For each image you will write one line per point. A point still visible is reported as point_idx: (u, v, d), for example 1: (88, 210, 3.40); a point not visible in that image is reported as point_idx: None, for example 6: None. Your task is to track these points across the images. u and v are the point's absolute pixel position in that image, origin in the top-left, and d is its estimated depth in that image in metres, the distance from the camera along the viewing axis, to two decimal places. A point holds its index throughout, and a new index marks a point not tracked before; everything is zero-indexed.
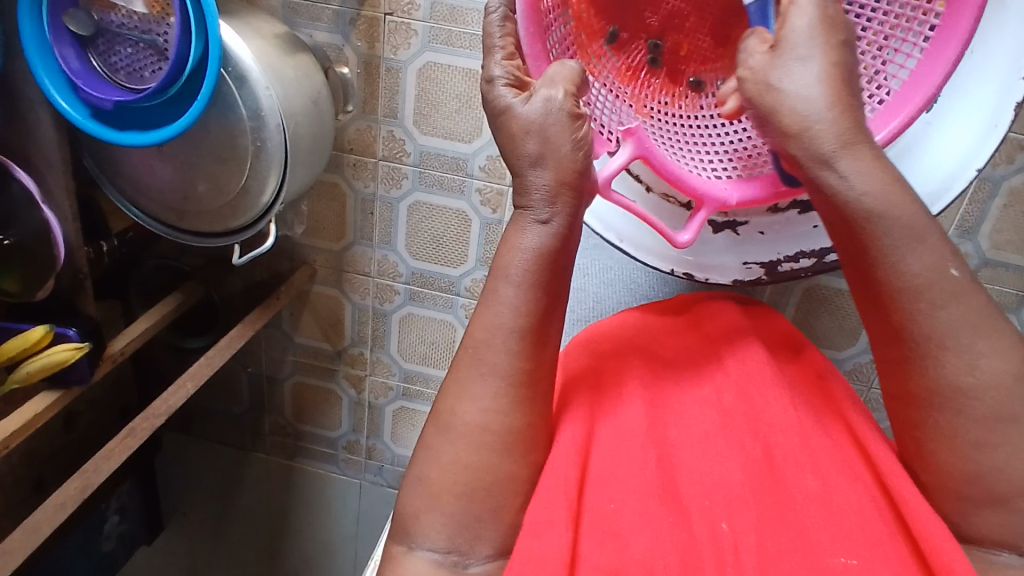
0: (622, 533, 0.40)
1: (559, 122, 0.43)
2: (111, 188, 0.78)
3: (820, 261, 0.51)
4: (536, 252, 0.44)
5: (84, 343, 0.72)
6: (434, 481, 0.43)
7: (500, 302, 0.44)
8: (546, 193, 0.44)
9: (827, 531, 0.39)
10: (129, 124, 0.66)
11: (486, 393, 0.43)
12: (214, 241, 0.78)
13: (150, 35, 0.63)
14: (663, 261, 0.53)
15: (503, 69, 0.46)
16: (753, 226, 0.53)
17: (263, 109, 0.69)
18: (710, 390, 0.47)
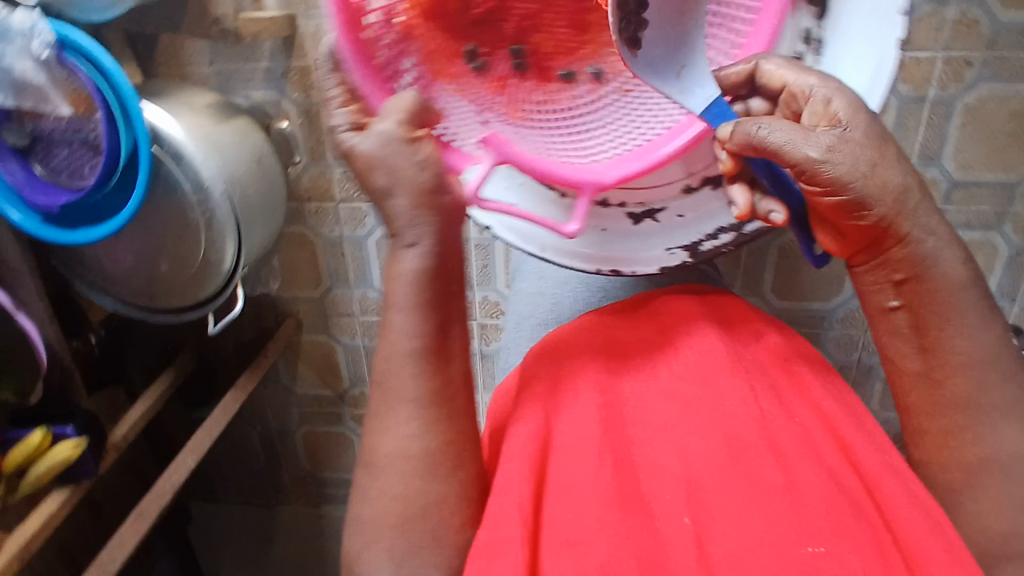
0: (580, 542, 0.37)
1: (399, 150, 0.41)
2: (82, 284, 0.79)
3: (739, 233, 0.47)
4: (417, 274, 0.41)
5: (82, 438, 0.73)
6: (370, 519, 0.40)
7: (393, 330, 0.41)
8: (408, 216, 0.41)
9: (793, 520, 0.36)
10: (78, 221, 0.66)
11: (400, 421, 0.41)
12: (190, 315, 0.79)
13: (81, 133, 0.65)
14: (586, 262, 0.50)
15: (343, 117, 0.43)
16: (671, 210, 0.49)
17: (206, 181, 0.70)
18: (667, 385, 0.46)
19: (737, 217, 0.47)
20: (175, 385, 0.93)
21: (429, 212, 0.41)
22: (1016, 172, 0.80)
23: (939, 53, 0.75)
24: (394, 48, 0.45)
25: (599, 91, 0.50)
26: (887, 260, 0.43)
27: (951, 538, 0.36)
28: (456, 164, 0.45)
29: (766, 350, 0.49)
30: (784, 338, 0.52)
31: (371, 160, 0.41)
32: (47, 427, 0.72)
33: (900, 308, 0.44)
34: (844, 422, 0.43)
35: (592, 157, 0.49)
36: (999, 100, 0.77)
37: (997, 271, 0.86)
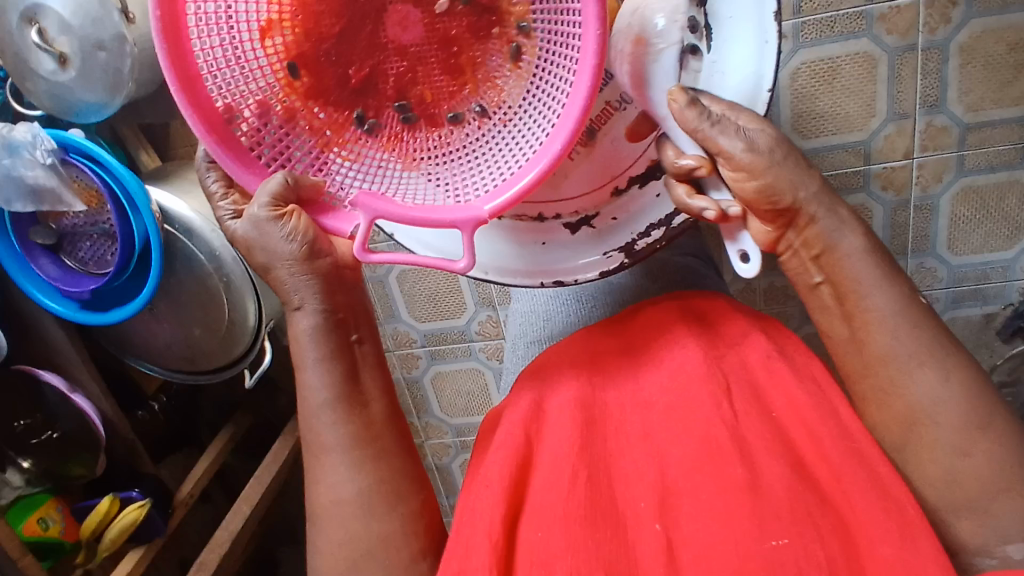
0: (547, 566, 0.32)
1: (267, 227, 0.43)
2: (132, 359, 0.86)
3: (670, 227, 0.45)
4: (315, 330, 0.44)
5: (146, 500, 0.79)
6: (321, 568, 0.41)
7: (308, 386, 0.44)
8: (294, 283, 0.44)
9: (767, 523, 0.31)
10: (109, 303, 0.73)
11: (331, 468, 0.43)
12: (229, 372, 0.84)
13: (100, 224, 0.71)
14: (527, 277, 0.47)
15: (227, 207, 0.47)
16: (603, 214, 0.47)
17: (218, 250, 0.75)
18: (648, 389, 0.41)
19: (665, 211, 0.45)
20: (232, 440, 0.99)
21: (307, 277, 0.44)
22: None
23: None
24: (276, 133, 0.45)
25: (479, 124, 0.45)
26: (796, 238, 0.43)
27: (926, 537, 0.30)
28: (340, 227, 0.45)
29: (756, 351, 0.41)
30: (782, 330, 0.43)
31: (249, 241, 0.44)
32: (115, 493, 0.79)
33: (822, 282, 0.43)
34: (843, 405, 0.36)
35: (473, 195, 0.44)
36: (995, 33, 0.73)
37: None
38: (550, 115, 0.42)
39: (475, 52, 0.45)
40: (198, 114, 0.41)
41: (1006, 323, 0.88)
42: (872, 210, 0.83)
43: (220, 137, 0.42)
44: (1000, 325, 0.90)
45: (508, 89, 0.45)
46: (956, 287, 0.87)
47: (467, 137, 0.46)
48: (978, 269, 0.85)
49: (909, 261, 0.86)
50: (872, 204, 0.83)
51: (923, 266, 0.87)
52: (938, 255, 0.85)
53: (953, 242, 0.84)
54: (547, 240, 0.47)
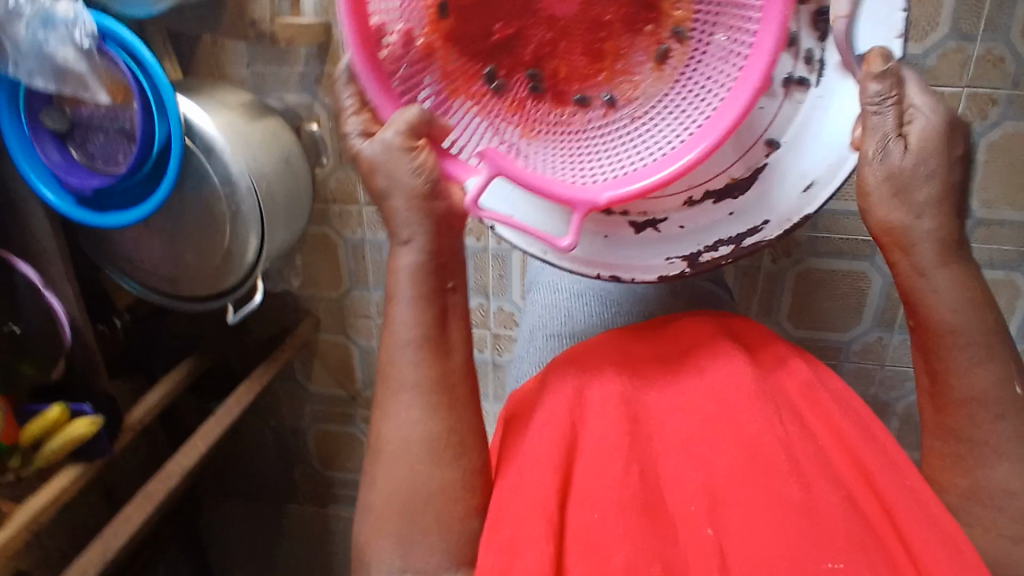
0: (601, 545, 0.39)
1: (397, 156, 0.42)
2: (111, 269, 0.82)
3: (739, 247, 0.44)
4: (415, 267, 0.43)
5: (98, 416, 0.75)
6: (376, 504, 0.41)
7: (397, 320, 0.43)
8: (405, 216, 0.43)
9: (815, 532, 0.37)
10: (109, 204, 0.70)
11: (401, 408, 0.42)
12: (211, 304, 0.82)
13: (120, 122, 0.68)
14: (585, 267, 0.46)
15: (355, 125, 0.45)
16: (672, 221, 0.46)
17: (234, 175, 0.73)
18: (688, 402, 0.48)
19: (738, 230, 0.44)
20: (192, 375, 0.95)
21: (421, 215, 0.42)
22: None
23: (965, 88, 0.74)
24: (411, 65, 0.44)
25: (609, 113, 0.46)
26: (900, 289, 0.42)
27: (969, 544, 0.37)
28: (457, 172, 0.44)
29: (794, 376, 0.50)
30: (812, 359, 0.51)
31: (373, 163, 0.43)
32: (66, 403, 0.75)
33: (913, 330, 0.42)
34: (863, 442, 0.43)
35: (592, 178, 0.45)
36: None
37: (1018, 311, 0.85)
38: (688, 121, 0.44)
39: (621, 43, 0.47)
40: (356, 24, 0.40)
41: None
42: (871, 279, 0.86)
43: (370, 57, 0.41)
44: None
45: (644, 86, 0.46)
46: None
47: (592, 120, 0.47)
48: None
49: (895, 335, 0.90)
50: (871, 273, 0.87)
51: (906, 342, 0.90)
52: None
53: None
54: (608, 236, 0.46)
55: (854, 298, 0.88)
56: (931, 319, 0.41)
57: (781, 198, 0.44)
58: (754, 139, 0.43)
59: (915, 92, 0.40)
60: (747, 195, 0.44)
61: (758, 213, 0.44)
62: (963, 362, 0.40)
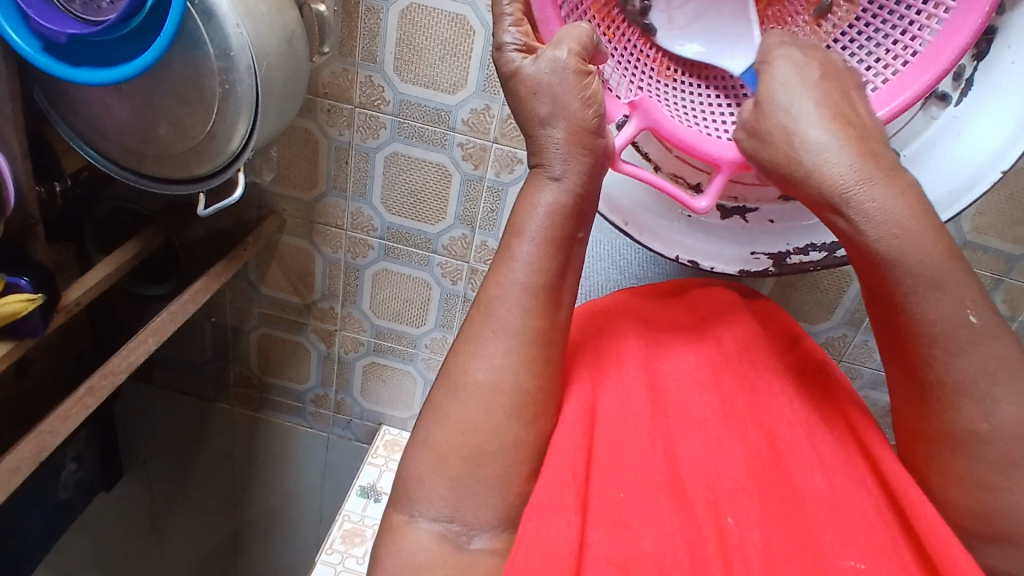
0: (631, 524, 0.40)
1: (566, 83, 0.44)
2: (64, 127, 0.71)
3: (830, 255, 0.49)
4: (552, 209, 0.44)
5: (38, 295, 0.68)
6: (442, 442, 0.42)
7: (516, 259, 0.44)
8: (559, 150, 0.44)
9: (839, 534, 0.41)
10: (84, 60, 0.59)
11: (497, 350, 0.43)
12: (181, 188, 0.74)
13: None
14: (668, 247, 0.51)
15: (513, 35, 0.45)
16: (763, 214, 0.51)
17: (232, 48, 0.63)
18: (711, 373, 0.48)
19: (833, 239, 0.49)
20: (138, 258, 0.86)
21: (581, 152, 0.44)
22: None
23: None
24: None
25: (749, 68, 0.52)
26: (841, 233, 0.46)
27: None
28: (611, 113, 0.49)
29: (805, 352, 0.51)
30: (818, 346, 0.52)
31: (534, 85, 0.44)
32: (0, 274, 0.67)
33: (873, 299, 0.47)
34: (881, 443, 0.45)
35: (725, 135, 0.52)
36: None
37: None
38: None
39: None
40: None
41: None
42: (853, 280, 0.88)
43: None
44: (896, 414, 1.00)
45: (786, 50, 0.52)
46: (881, 370, 0.96)
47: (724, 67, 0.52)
48: None
49: (858, 334, 0.93)
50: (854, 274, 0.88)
51: (865, 343, 0.94)
52: None
53: None
54: (694, 216, 0.51)
55: (831, 295, 0.90)
56: (875, 253, 0.44)
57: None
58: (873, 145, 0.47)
59: (771, 52, 0.47)
60: None
61: None
62: (957, 363, 0.44)
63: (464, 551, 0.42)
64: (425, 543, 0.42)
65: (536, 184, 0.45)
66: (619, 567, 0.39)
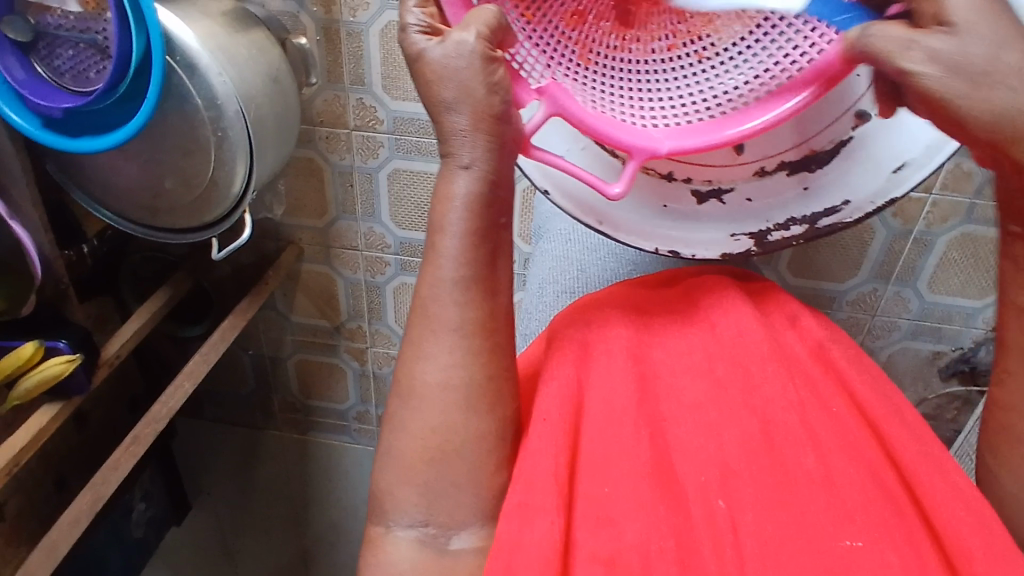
0: (617, 519, 0.40)
1: (472, 66, 0.42)
2: (81, 194, 0.75)
3: (812, 227, 0.47)
4: (469, 198, 0.43)
5: (77, 354, 0.71)
6: (405, 451, 0.42)
7: (442, 255, 0.43)
8: (466, 137, 0.42)
9: (833, 513, 0.40)
10: (83, 130, 0.62)
11: (441, 349, 0.43)
12: (195, 236, 0.76)
13: (88, 34, 0.59)
14: (646, 240, 0.48)
15: (417, 16, 0.43)
16: (740, 193, 0.48)
17: (219, 96, 0.65)
18: (703, 362, 0.48)
19: (813, 209, 0.47)
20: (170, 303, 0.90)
21: (487, 139, 0.42)
22: None
23: None
24: None
25: (678, 50, 0.48)
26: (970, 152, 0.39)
27: (973, 504, 0.41)
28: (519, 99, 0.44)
29: (805, 335, 0.52)
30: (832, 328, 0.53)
31: (439, 69, 0.42)
32: (40, 340, 0.71)
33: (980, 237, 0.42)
34: (881, 414, 0.46)
35: (650, 122, 0.47)
36: None
37: None
38: (759, 75, 0.45)
39: None
40: None
41: (947, 363, 0.96)
42: (876, 232, 0.85)
43: None
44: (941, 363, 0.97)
45: (722, 23, 0.46)
46: (918, 320, 0.93)
47: (654, 51, 0.48)
48: (945, 309, 0.91)
49: (889, 287, 0.90)
50: (876, 226, 0.86)
51: (898, 295, 0.91)
52: (916, 288, 0.90)
53: (934, 281, 0.88)
54: (669, 206, 0.49)
55: (854, 250, 0.88)
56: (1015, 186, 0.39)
57: (860, 178, 0.46)
58: (842, 111, 0.45)
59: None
60: (823, 171, 0.46)
61: (835, 192, 0.46)
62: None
63: (444, 553, 0.42)
64: (405, 552, 0.42)
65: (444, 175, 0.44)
66: (604, 564, 0.39)
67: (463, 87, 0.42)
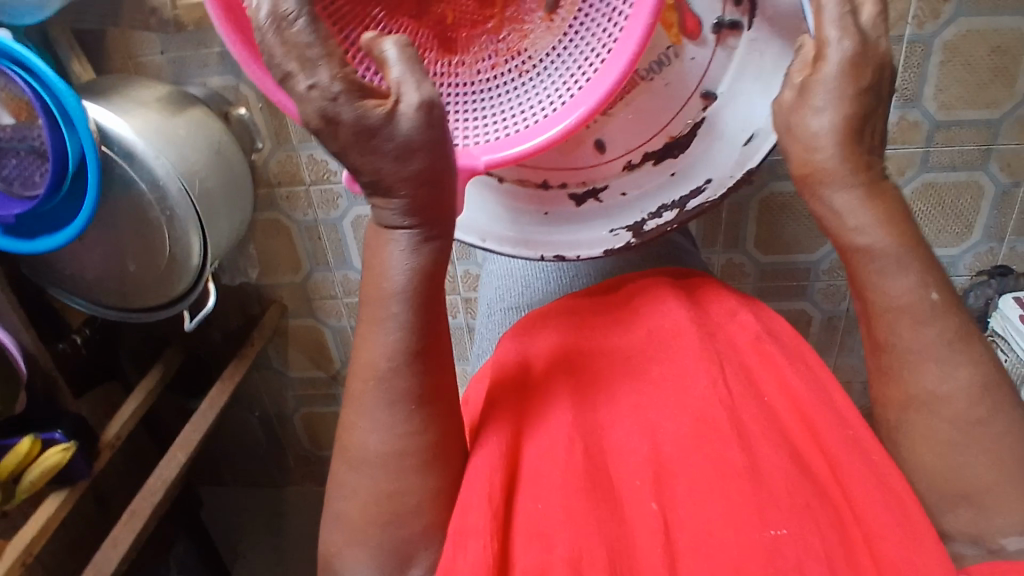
0: (548, 534, 0.38)
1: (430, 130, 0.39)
2: (57, 290, 0.79)
3: (683, 210, 0.48)
4: (410, 270, 0.41)
5: (71, 443, 0.74)
6: (355, 514, 0.42)
7: (385, 323, 0.42)
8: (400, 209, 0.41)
9: (761, 507, 0.37)
10: (38, 230, 0.65)
11: (396, 419, 0.42)
12: (162, 313, 0.80)
13: (28, 141, 0.63)
14: (530, 249, 0.51)
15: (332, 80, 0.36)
16: (614, 189, 0.49)
17: (161, 178, 0.68)
18: (639, 368, 0.47)
19: (681, 193, 0.48)
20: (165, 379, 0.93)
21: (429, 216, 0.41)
22: (998, 109, 0.77)
23: None
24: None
25: (501, 67, 0.47)
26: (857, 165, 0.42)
27: (900, 500, 0.38)
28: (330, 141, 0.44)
29: (743, 327, 0.50)
30: (766, 314, 0.51)
31: (405, 145, 0.38)
32: (35, 434, 0.73)
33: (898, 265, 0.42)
34: (832, 399, 0.44)
35: (471, 139, 0.47)
36: (979, 35, 0.73)
37: (983, 212, 0.84)
38: (568, 80, 0.45)
39: None
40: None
41: None
42: None
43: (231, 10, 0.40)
44: None
45: (535, 37, 0.47)
46: None
47: (479, 70, 0.48)
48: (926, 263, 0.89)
49: None
50: None
51: None
52: None
53: None
54: (550, 211, 0.50)
55: (819, 218, 0.87)
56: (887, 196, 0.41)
57: (719, 155, 0.47)
58: (689, 94, 0.46)
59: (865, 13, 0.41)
60: (685, 155, 0.47)
61: (698, 172, 0.48)
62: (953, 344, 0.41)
63: None
64: None
65: (379, 240, 0.42)
66: None
67: (436, 163, 0.40)
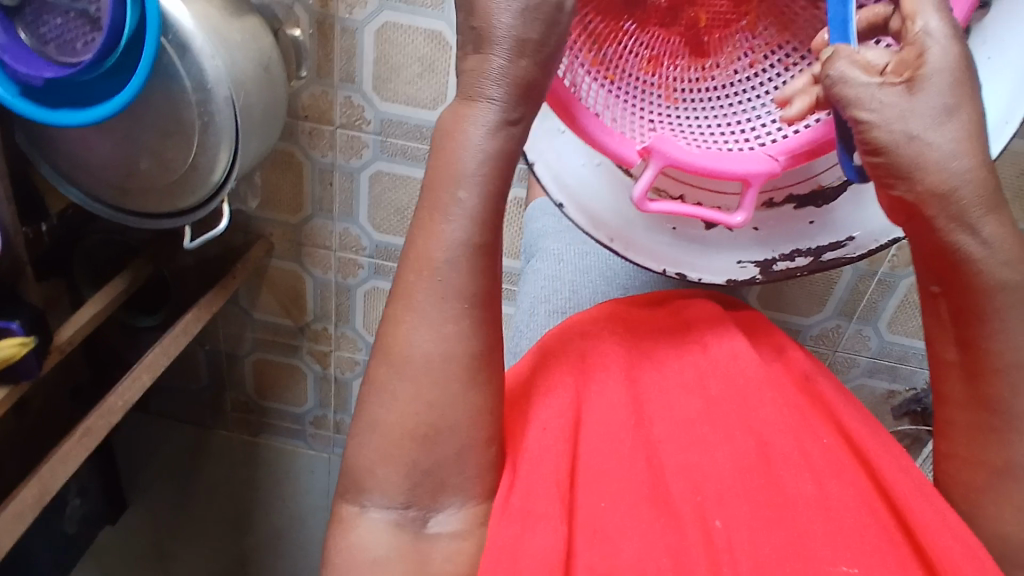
0: (614, 536, 0.38)
1: None
2: (47, 168, 0.71)
3: (816, 260, 0.49)
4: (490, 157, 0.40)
5: (30, 337, 0.66)
6: (389, 432, 0.40)
7: (452, 219, 0.40)
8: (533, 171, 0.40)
9: (826, 538, 0.38)
10: (63, 101, 0.59)
11: (438, 317, 0.40)
12: (164, 222, 0.73)
13: (81, 3, 0.57)
14: (654, 260, 0.50)
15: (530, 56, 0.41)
16: (748, 222, 0.50)
17: (210, 80, 0.63)
18: (696, 379, 0.47)
19: (818, 243, 0.49)
20: (128, 291, 0.85)
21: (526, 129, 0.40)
22: None
23: None
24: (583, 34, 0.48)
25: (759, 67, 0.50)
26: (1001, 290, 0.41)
27: (969, 543, 0.38)
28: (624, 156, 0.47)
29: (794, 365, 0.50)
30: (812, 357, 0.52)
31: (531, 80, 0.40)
32: None
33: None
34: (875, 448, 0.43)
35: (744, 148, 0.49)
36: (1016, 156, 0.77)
37: None
38: None
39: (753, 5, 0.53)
40: None
41: (901, 401, 0.99)
42: (842, 271, 0.88)
43: None
44: (895, 401, 1.01)
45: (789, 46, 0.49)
46: (877, 358, 0.96)
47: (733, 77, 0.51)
48: (903, 349, 0.94)
49: (851, 324, 0.93)
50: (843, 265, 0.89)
51: (859, 332, 0.94)
52: (876, 327, 0.93)
53: (894, 321, 0.92)
54: (678, 228, 0.51)
55: (822, 286, 0.90)
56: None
57: (865, 216, 0.48)
58: None
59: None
60: (828, 207, 0.49)
61: (840, 228, 0.49)
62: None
63: (423, 538, 0.40)
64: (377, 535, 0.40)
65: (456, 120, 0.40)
66: None
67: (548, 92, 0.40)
